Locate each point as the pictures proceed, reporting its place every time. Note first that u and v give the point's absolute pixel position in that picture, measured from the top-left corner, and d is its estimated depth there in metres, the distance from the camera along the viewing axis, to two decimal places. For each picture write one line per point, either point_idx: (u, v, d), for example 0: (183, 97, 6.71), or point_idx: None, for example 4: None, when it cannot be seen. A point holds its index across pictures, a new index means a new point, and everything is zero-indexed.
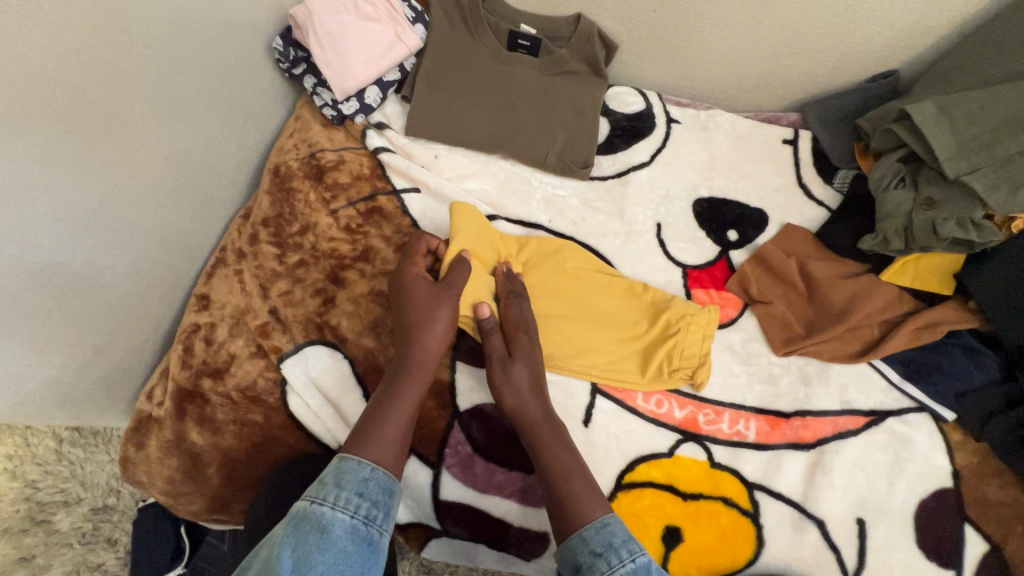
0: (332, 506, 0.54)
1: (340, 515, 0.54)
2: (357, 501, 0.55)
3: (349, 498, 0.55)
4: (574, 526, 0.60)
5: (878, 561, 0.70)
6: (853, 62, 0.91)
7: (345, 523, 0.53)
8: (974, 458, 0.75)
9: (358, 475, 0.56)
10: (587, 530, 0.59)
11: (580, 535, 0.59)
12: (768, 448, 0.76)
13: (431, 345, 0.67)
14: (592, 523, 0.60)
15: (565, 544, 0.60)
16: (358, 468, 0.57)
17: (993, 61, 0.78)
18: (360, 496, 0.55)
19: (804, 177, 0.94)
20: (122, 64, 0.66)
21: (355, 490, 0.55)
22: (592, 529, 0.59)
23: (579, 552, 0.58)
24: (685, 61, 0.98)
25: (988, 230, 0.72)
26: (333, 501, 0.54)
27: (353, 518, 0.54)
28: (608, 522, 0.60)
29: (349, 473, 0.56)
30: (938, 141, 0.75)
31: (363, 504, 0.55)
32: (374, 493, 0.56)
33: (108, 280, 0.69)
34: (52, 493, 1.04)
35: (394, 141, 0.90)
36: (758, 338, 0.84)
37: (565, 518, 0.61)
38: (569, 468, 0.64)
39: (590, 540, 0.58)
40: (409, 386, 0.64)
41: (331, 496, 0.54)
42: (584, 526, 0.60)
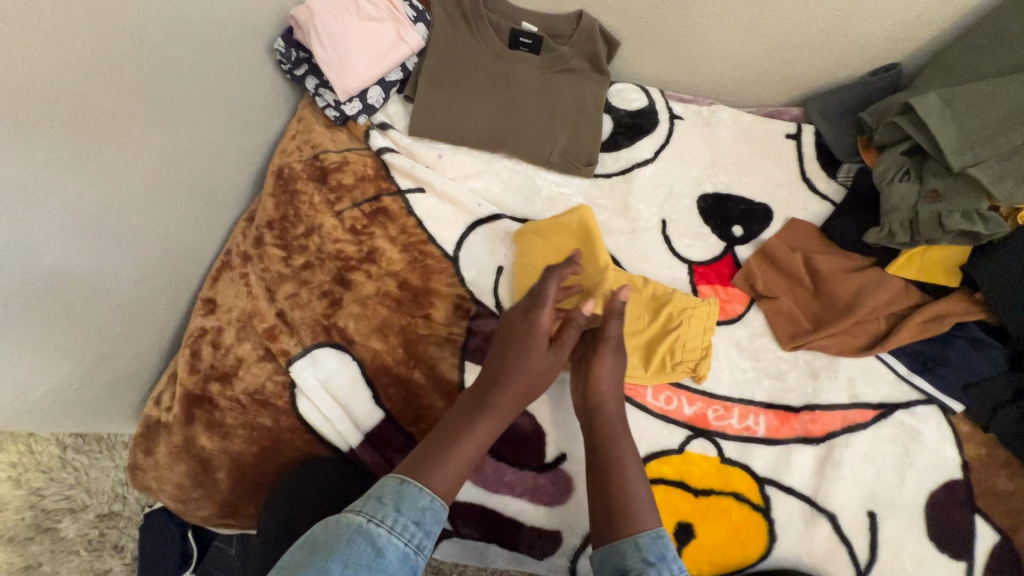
0: (388, 529, 0.52)
1: (396, 540, 0.52)
2: (413, 529, 0.54)
3: (405, 524, 0.53)
4: (625, 532, 0.58)
5: (890, 554, 0.70)
6: (855, 55, 0.92)
7: (398, 549, 0.52)
8: (983, 449, 0.75)
9: (418, 501, 0.55)
10: (643, 537, 0.58)
11: (635, 541, 0.58)
12: (777, 443, 0.77)
13: (513, 373, 0.66)
14: (645, 533, 0.58)
15: (613, 546, 0.58)
16: (417, 496, 0.56)
17: (996, 53, 0.78)
18: (417, 525, 0.54)
19: (807, 172, 0.94)
20: (123, 68, 0.66)
21: (413, 518, 0.54)
22: (649, 538, 0.57)
23: (631, 559, 0.57)
24: (687, 57, 0.98)
25: (994, 221, 0.73)
26: (391, 525, 0.53)
27: (406, 546, 0.52)
28: (663, 535, 0.58)
29: (409, 498, 0.55)
30: (943, 133, 0.75)
31: (417, 534, 0.54)
32: (429, 524, 0.55)
33: (113, 286, 0.69)
34: (57, 500, 1.03)
35: (398, 141, 0.89)
36: (765, 333, 0.84)
37: (617, 522, 0.59)
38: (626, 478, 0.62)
39: (645, 548, 0.57)
40: (484, 413, 0.64)
41: (389, 518, 0.53)
42: (639, 533, 0.58)
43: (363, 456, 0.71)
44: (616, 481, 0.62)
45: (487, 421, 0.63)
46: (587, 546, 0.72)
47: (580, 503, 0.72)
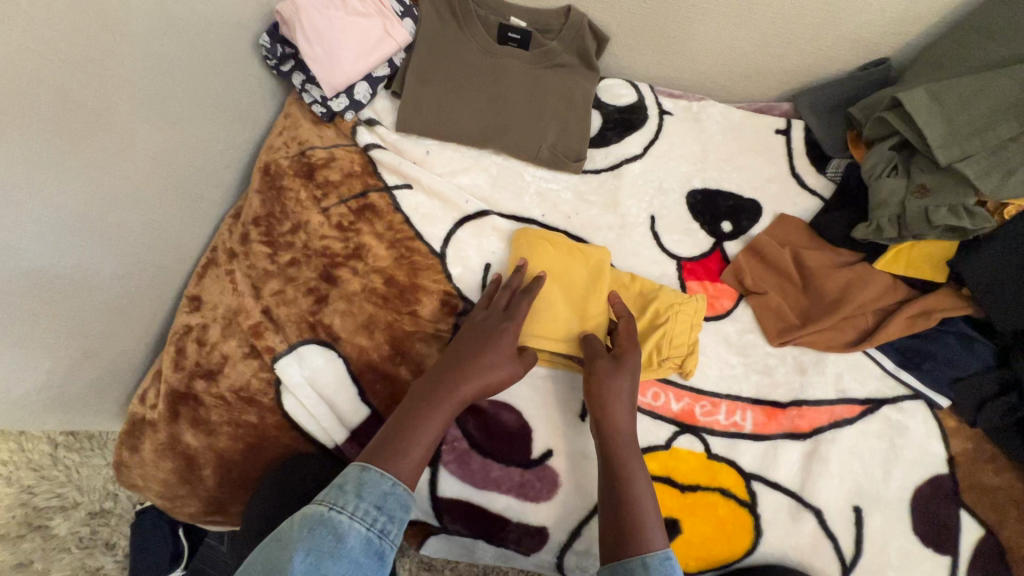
0: (349, 516, 0.53)
1: (357, 525, 0.53)
2: (374, 514, 0.54)
3: (367, 510, 0.54)
4: (635, 551, 0.59)
5: (875, 548, 0.71)
6: (844, 50, 0.91)
7: (359, 533, 0.53)
8: (969, 444, 0.76)
9: (380, 487, 0.56)
10: (652, 557, 0.58)
11: (642, 560, 0.58)
12: (764, 439, 0.77)
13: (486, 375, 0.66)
14: (657, 552, 0.59)
15: (622, 562, 0.59)
16: (379, 481, 0.56)
17: (984, 47, 0.78)
18: (378, 509, 0.54)
19: (797, 167, 0.94)
20: (105, 62, 0.65)
21: (374, 502, 0.55)
22: (656, 559, 0.58)
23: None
24: (677, 52, 0.97)
25: (981, 217, 0.73)
26: (352, 511, 0.53)
27: (368, 530, 0.53)
28: (671, 557, 0.59)
29: (370, 484, 0.55)
30: (930, 128, 0.75)
31: (379, 518, 0.54)
32: (393, 507, 0.55)
33: (97, 283, 0.69)
34: (48, 498, 1.03)
35: (385, 138, 0.89)
36: (753, 329, 0.84)
37: (627, 539, 0.60)
38: (636, 491, 0.63)
39: (652, 567, 0.57)
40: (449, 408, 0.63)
41: (350, 505, 0.54)
42: (649, 553, 0.58)
43: (350, 453, 0.71)
44: (626, 495, 0.63)
45: (450, 408, 0.63)
46: (573, 542, 0.72)
47: (566, 499, 0.73)
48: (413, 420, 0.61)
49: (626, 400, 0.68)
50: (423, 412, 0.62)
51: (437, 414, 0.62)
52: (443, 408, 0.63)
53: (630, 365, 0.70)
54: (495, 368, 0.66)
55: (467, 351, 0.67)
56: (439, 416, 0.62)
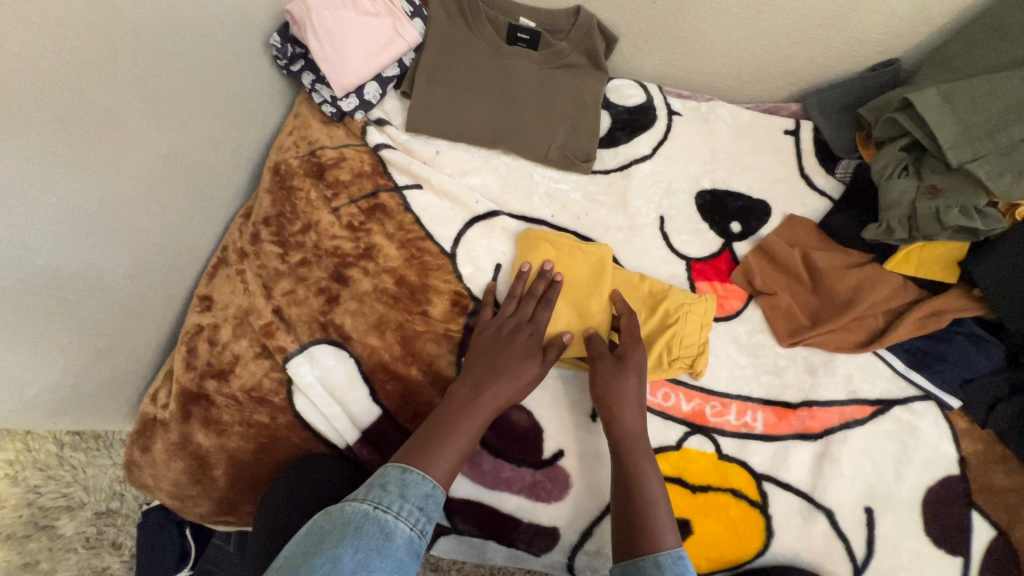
0: (395, 515, 0.53)
1: (402, 525, 0.53)
2: (417, 515, 0.55)
3: (411, 510, 0.55)
4: (646, 549, 0.59)
5: (887, 549, 0.70)
6: (854, 51, 0.91)
7: (404, 533, 0.53)
8: (980, 445, 0.76)
9: (421, 489, 0.57)
10: (664, 556, 0.58)
11: (655, 560, 0.57)
12: (775, 439, 0.77)
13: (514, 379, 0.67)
14: (667, 551, 0.58)
15: (634, 561, 0.58)
16: (421, 483, 0.57)
17: (995, 48, 0.78)
18: (421, 510, 0.55)
19: (806, 168, 0.94)
20: (118, 62, 0.65)
21: (417, 504, 0.55)
22: (669, 557, 0.57)
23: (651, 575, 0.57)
24: (686, 53, 0.97)
25: (993, 217, 0.73)
26: (397, 510, 0.54)
27: (411, 531, 0.54)
28: (684, 556, 0.58)
29: (413, 486, 0.56)
30: (942, 129, 0.75)
31: (421, 519, 0.55)
32: (431, 510, 0.56)
33: (109, 282, 0.69)
34: (55, 497, 1.03)
35: (395, 138, 0.89)
36: (764, 329, 0.84)
37: (638, 537, 0.60)
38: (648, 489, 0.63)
39: (664, 565, 0.57)
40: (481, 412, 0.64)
41: (395, 505, 0.54)
42: (662, 552, 0.58)
43: (361, 453, 0.71)
44: (638, 495, 0.63)
45: (483, 411, 0.64)
46: (584, 542, 0.72)
47: (577, 499, 0.72)
48: (446, 424, 0.63)
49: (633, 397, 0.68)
50: (454, 418, 0.63)
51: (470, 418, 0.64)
52: (476, 413, 0.64)
53: (633, 364, 0.70)
54: (520, 372, 0.67)
55: (494, 356, 0.69)
56: (475, 420, 0.63)
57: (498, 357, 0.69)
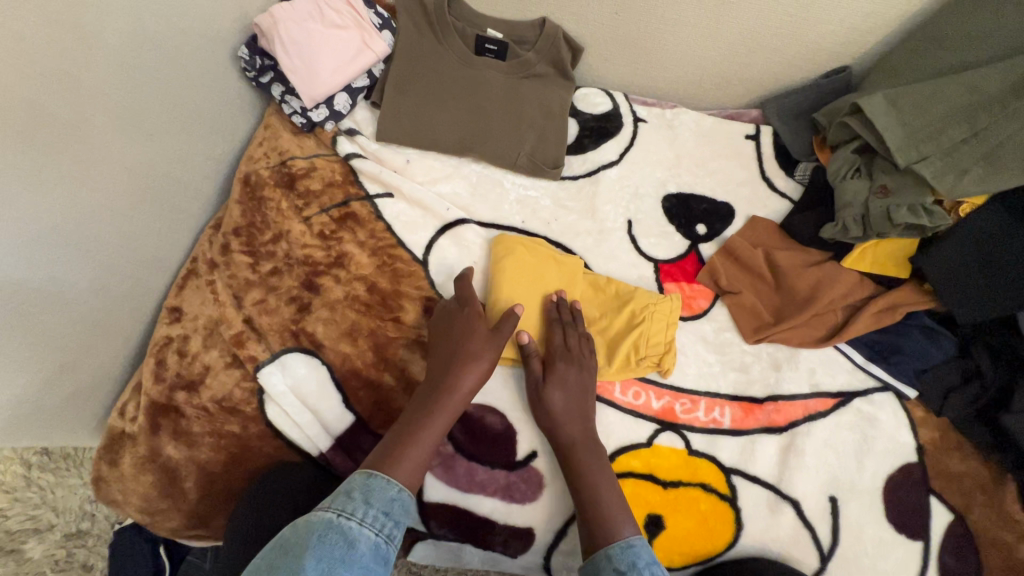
0: (359, 521, 0.54)
1: (368, 530, 0.54)
2: (383, 520, 0.56)
3: (375, 516, 0.56)
4: (600, 544, 0.62)
5: (851, 537, 0.73)
6: (808, 58, 0.95)
7: (370, 539, 0.54)
8: (937, 432, 0.79)
9: (386, 494, 0.58)
10: (614, 549, 0.61)
11: (607, 553, 0.61)
12: (742, 434, 0.79)
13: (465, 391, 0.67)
14: (618, 541, 0.62)
15: (590, 560, 0.62)
16: (386, 487, 0.58)
17: (936, 55, 0.83)
18: (386, 515, 0.57)
19: (767, 171, 0.97)
20: (82, 75, 0.66)
21: (382, 509, 0.57)
22: (617, 548, 0.61)
23: (604, 568, 0.60)
24: (649, 61, 1.00)
25: (939, 215, 0.76)
26: (361, 517, 0.55)
27: (377, 536, 0.55)
28: (633, 545, 0.61)
29: (378, 490, 0.57)
30: (890, 132, 0.79)
31: (387, 524, 0.56)
32: (397, 514, 0.58)
33: (74, 295, 0.68)
34: (21, 520, 1.00)
35: (366, 147, 0.90)
36: (729, 327, 0.86)
37: (595, 535, 0.63)
38: (598, 487, 0.66)
39: (615, 559, 0.60)
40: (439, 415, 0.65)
41: (360, 511, 0.55)
42: (611, 544, 0.61)
43: (334, 460, 0.71)
44: (592, 507, 0.65)
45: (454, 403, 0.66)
46: (559, 541, 0.73)
47: (552, 499, 0.73)
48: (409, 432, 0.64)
49: (576, 402, 0.72)
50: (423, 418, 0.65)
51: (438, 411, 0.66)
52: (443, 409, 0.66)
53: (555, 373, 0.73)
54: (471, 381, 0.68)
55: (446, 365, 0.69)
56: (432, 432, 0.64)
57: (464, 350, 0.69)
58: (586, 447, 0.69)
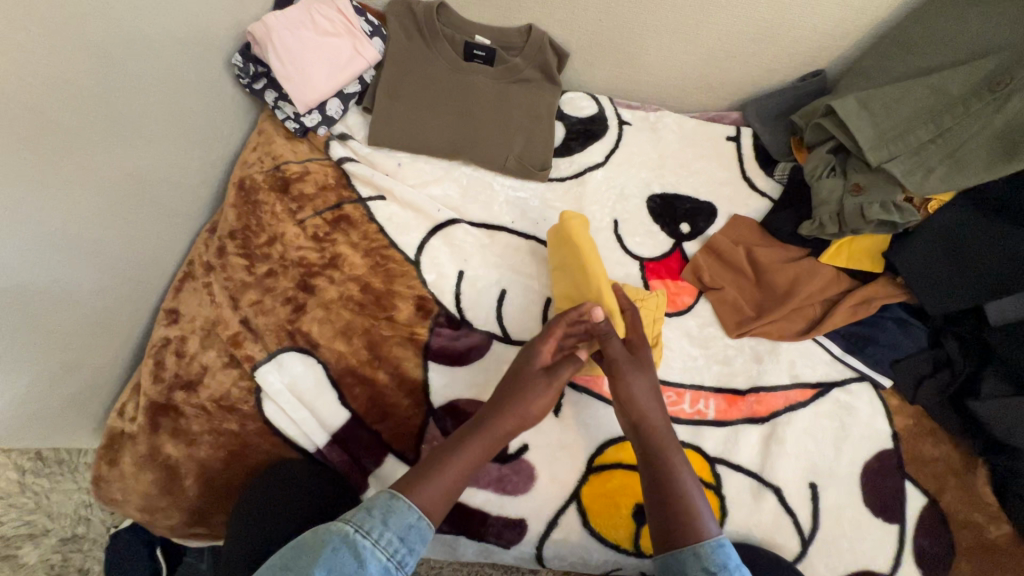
0: (373, 542, 0.55)
1: (379, 553, 0.55)
2: (396, 544, 0.56)
3: (390, 539, 0.56)
4: (681, 541, 0.61)
5: (831, 521, 0.76)
6: (785, 63, 0.99)
7: (380, 562, 0.55)
8: (911, 420, 0.82)
9: (405, 518, 0.58)
10: (704, 547, 0.59)
11: (695, 552, 0.59)
12: (726, 424, 0.82)
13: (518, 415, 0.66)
14: (707, 541, 0.60)
15: (675, 555, 0.60)
16: (406, 512, 0.58)
17: (904, 59, 0.87)
18: (400, 540, 0.57)
19: (747, 171, 1.00)
20: (81, 83, 0.67)
21: (398, 533, 0.57)
22: (708, 547, 0.59)
23: (691, 565, 0.59)
24: (633, 66, 1.03)
25: (908, 211, 0.80)
26: (376, 538, 0.56)
27: (387, 560, 0.55)
28: (724, 544, 0.60)
29: (397, 514, 0.58)
30: (862, 132, 0.83)
31: (400, 549, 0.56)
32: (413, 541, 0.57)
33: (74, 298, 0.69)
34: (17, 526, 1.01)
35: (357, 151, 0.92)
36: (713, 322, 0.89)
37: (680, 530, 0.61)
38: (679, 482, 0.64)
39: (705, 558, 0.59)
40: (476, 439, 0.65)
41: (376, 531, 0.56)
42: (700, 543, 0.60)
43: (331, 455, 0.72)
44: (678, 501, 0.63)
45: (495, 435, 0.66)
46: (551, 531, 0.75)
47: (544, 490, 0.76)
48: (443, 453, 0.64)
49: (648, 391, 0.70)
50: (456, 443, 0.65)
51: (476, 440, 0.65)
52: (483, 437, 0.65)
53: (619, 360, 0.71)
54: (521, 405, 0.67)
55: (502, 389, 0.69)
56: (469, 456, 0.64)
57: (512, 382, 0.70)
58: (668, 439, 0.68)
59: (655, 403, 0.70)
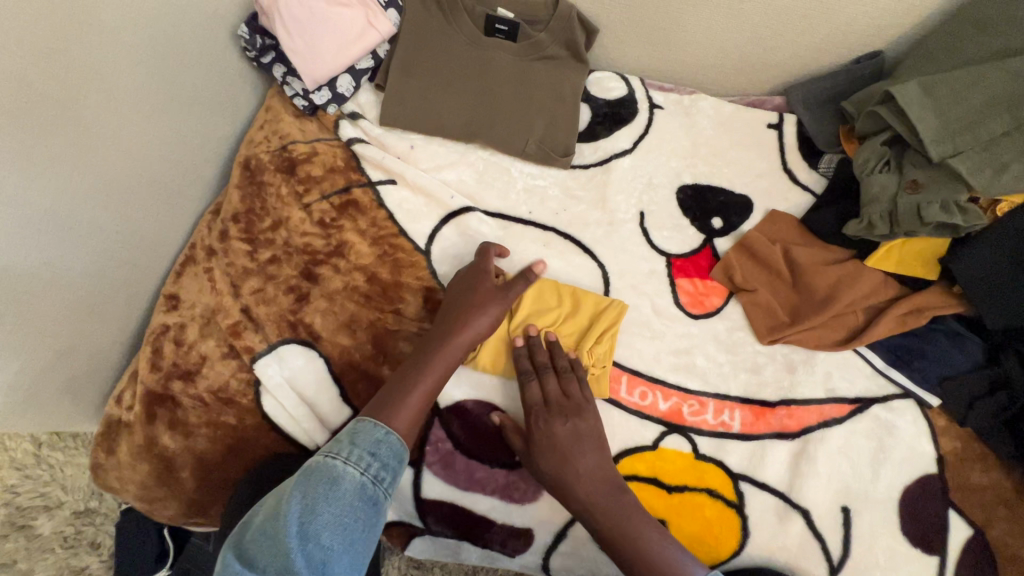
0: (343, 460, 0.56)
1: (351, 470, 0.56)
2: (368, 460, 0.57)
3: (360, 455, 0.57)
4: None
5: (863, 548, 0.70)
6: (837, 42, 0.89)
7: (353, 478, 0.56)
8: (958, 443, 0.75)
9: (374, 434, 0.59)
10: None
11: None
12: (752, 439, 0.76)
13: (467, 337, 0.69)
14: None
15: None
16: (373, 430, 0.60)
17: (977, 40, 0.77)
18: (372, 455, 0.58)
19: (789, 162, 0.92)
20: (71, 53, 0.63)
21: (368, 449, 0.58)
22: None
23: None
24: (667, 44, 0.95)
25: (974, 213, 0.72)
26: (346, 456, 0.57)
27: (362, 475, 0.56)
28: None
29: (363, 433, 0.59)
30: (923, 123, 0.74)
31: (373, 464, 0.57)
32: (385, 455, 0.59)
33: (65, 281, 0.67)
34: (32, 497, 1.02)
35: (368, 132, 0.87)
36: (743, 326, 0.83)
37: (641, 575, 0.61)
38: (631, 525, 0.63)
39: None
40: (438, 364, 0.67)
41: (344, 451, 0.57)
42: None
43: None
44: (637, 552, 0.62)
45: (453, 357, 0.68)
46: (558, 543, 0.71)
47: (553, 500, 0.71)
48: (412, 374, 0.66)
49: (583, 433, 0.68)
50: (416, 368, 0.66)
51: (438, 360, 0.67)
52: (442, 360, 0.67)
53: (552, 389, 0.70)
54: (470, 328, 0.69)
55: (456, 307, 0.71)
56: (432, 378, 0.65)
57: (461, 303, 0.71)
58: (610, 481, 0.66)
59: (585, 442, 0.68)
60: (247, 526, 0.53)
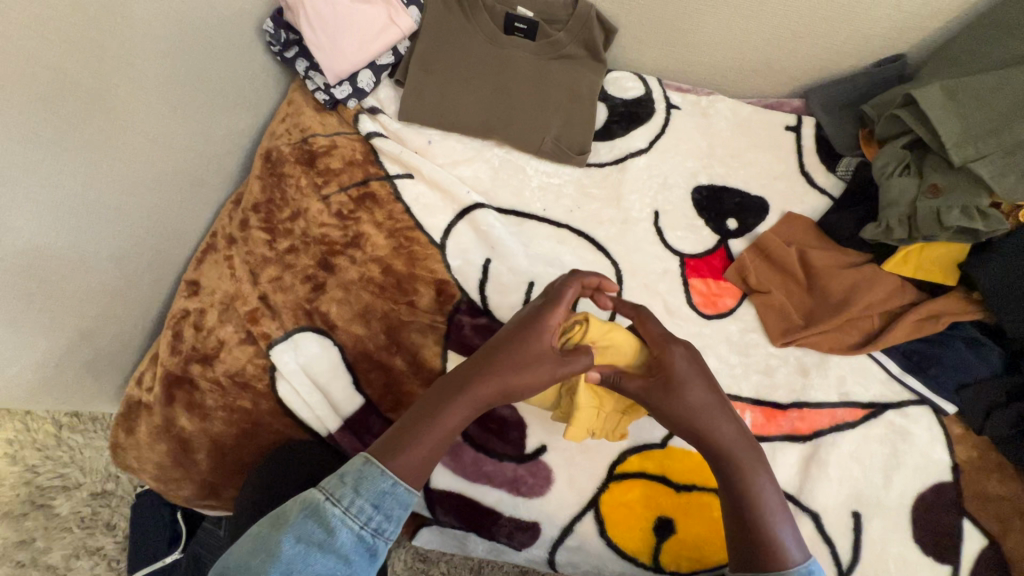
0: (343, 510, 0.53)
1: (349, 522, 0.53)
2: (370, 513, 0.54)
3: (361, 507, 0.54)
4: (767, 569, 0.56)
5: (872, 554, 0.69)
6: (859, 45, 0.89)
7: (351, 531, 0.53)
8: (975, 451, 0.74)
9: (379, 485, 0.54)
10: None
11: None
12: (763, 440, 0.75)
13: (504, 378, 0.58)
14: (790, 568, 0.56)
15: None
16: (379, 478, 0.54)
17: (1004, 44, 0.76)
18: (375, 508, 0.54)
19: (807, 165, 0.91)
20: (105, 43, 0.65)
21: (370, 501, 0.54)
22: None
23: None
24: (687, 43, 0.95)
25: (995, 218, 0.71)
26: (346, 506, 0.53)
27: (360, 529, 0.53)
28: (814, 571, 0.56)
29: (369, 481, 0.54)
30: (946, 127, 0.73)
31: (374, 517, 0.54)
32: (389, 508, 0.54)
33: (92, 264, 0.69)
34: (51, 478, 1.04)
35: (387, 126, 0.88)
36: (757, 328, 0.82)
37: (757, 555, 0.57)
38: (751, 498, 0.59)
39: None
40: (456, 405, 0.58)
41: (346, 500, 0.53)
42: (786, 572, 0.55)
43: (341, 441, 0.71)
44: (755, 528, 0.57)
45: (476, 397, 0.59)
46: (565, 538, 0.71)
47: (561, 495, 0.72)
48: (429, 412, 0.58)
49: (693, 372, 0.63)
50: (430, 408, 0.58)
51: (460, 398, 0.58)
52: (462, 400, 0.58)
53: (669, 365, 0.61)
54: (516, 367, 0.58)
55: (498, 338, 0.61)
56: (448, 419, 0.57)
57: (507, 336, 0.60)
58: (738, 449, 0.60)
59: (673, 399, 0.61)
60: (239, 544, 0.54)
